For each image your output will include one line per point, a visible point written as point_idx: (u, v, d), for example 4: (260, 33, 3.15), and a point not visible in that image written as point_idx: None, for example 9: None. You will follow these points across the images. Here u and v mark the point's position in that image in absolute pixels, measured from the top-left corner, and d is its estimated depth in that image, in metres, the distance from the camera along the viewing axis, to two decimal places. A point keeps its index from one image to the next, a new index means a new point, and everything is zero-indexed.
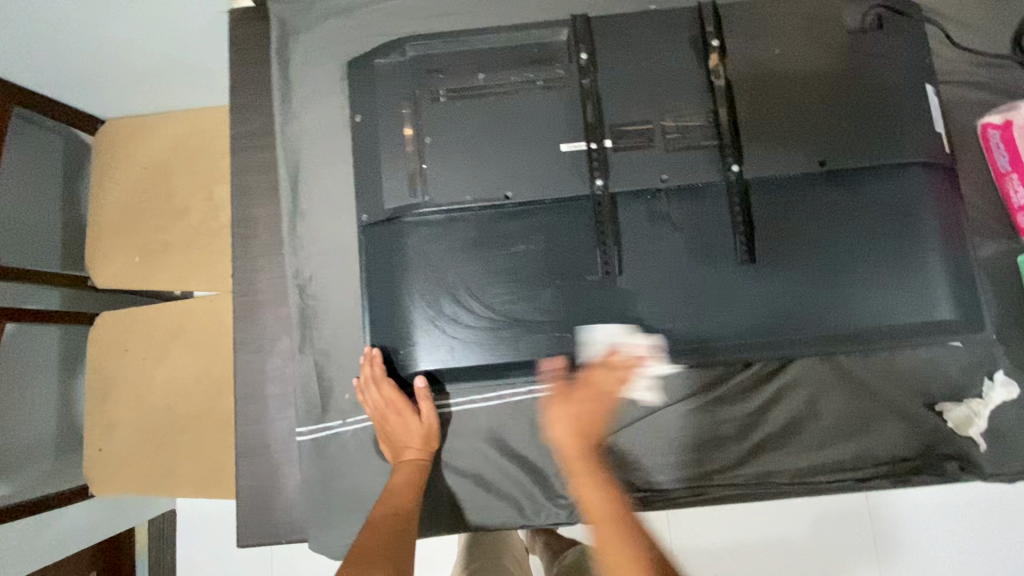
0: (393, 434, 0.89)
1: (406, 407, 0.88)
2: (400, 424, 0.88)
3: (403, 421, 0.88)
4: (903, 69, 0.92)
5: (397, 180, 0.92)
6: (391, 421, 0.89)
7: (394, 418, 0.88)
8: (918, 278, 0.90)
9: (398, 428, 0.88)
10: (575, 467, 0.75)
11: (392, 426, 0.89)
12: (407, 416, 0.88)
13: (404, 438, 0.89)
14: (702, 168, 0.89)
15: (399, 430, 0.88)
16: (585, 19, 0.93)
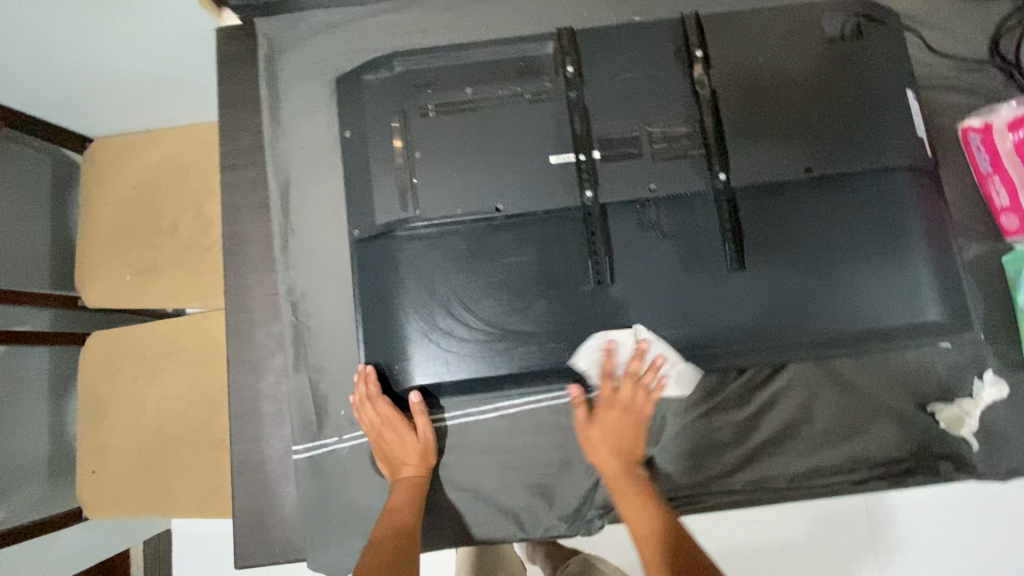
0: (614, 433, 0.88)
1: (632, 400, 0.89)
2: (622, 420, 0.89)
3: (626, 416, 0.89)
4: (884, 74, 0.93)
5: (388, 195, 0.92)
6: (612, 415, 0.89)
7: (621, 412, 0.89)
8: (904, 280, 0.91)
9: (619, 424, 0.89)
10: (617, 483, 0.86)
11: (615, 420, 0.89)
12: (629, 409, 0.89)
13: (633, 436, 0.89)
14: (691, 176, 0.90)
15: (626, 426, 0.89)
16: (571, 31, 0.94)
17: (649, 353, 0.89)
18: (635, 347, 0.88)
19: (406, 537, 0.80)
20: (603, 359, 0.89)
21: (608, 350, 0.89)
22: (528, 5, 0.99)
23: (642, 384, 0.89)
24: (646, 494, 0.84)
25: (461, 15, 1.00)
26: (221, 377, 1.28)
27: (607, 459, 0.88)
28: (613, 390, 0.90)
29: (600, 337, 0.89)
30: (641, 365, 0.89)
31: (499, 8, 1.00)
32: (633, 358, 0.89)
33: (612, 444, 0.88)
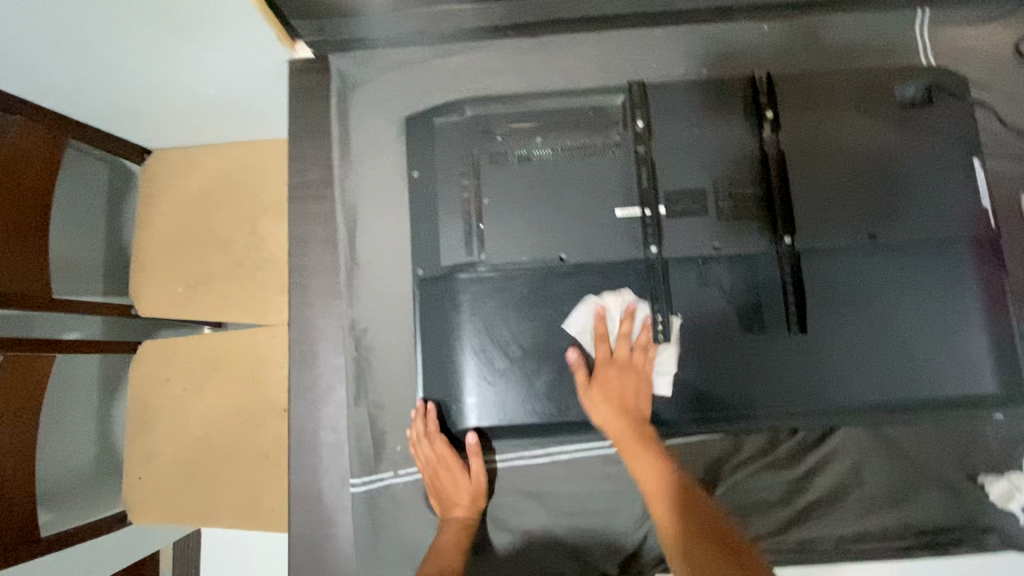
0: (609, 390, 0.89)
1: (630, 358, 0.91)
2: (621, 376, 0.90)
3: (630, 373, 0.90)
4: (952, 144, 0.94)
5: (453, 237, 0.94)
6: (609, 373, 0.89)
7: (624, 372, 0.90)
8: (961, 352, 0.91)
9: (619, 382, 0.89)
10: (624, 443, 0.87)
11: (614, 378, 0.89)
12: (628, 365, 0.91)
13: (632, 392, 0.89)
14: (755, 238, 0.91)
15: (628, 383, 0.89)
16: (643, 85, 0.95)
17: (638, 313, 0.92)
18: (624, 309, 0.92)
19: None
20: (593, 323, 0.92)
21: (599, 315, 0.92)
22: (599, 55, 1.01)
23: (638, 345, 0.91)
24: (658, 451, 0.86)
25: (532, 61, 1.01)
26: (270, 395, 1.33)
27: (613, 421, 0.87)
28: (605, 351, 0.91)
29: (589, 303, 0.93)
30: (630, 325, 0.91)
31: (569, 54, 1.01)
32: (625, 320, 0.91)
33: (611, 402, 0.88)
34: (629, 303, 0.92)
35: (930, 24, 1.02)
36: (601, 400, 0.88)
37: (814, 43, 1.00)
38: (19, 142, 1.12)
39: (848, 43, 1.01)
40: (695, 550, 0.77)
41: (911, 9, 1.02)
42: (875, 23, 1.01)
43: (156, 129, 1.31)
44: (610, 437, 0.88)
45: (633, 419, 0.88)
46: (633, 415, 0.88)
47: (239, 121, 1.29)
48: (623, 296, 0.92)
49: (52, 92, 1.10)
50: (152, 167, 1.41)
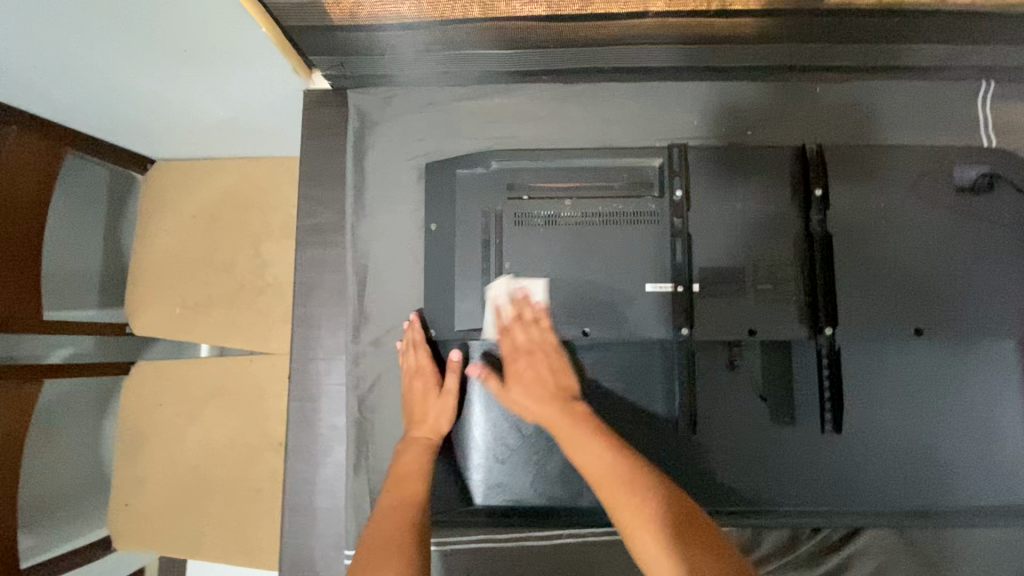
0: (527, 385, 0.84)
1: (531, 339, 0.86)
2: (531, 363, 0.85)
3: (539, 358, 0.85)
4: (1012, 234, 0.86)
5: (470, 301, 0.88)
6: (518, 366, 0.85)
7: (537, 357, 0.85)
8: (998, 458, 0.86)
9: (533, 369, 0.85)
10: (555, 426, 0.80)
11: (526, 370, 0.85)
12: (534, 349, 0.86)
13: (551, 378, 0.85)
14: (792, 325, 0.84)
15: (541, 370, 0.85)
16: (684, 148, 0.88)
17: (532, 298, 0.87)
18: (511, 296, 0.87)
19: (411, 502, 0.78)
20: (494, 318, 0.88)
21: (500, 307, 0.87)
22: (634, 109, 0.95)
23: (534, 324, 0.86)
24: (600, 434, 0.78)
25: (563, 113, 0.96)
26: (267, 427, 1.26)
27: (536, 410, 0.83)
28: (512, 341, 0.86)
29: (488, 299, 0.88)
30: (527, 308, 0.86)
31: (604, 106, 0.96)
32: (516, 305, 0.86)
33: (528, 390, 0.84)
34: (520, 287, 0.87)
35: (995, 98, 0.95)
36: (517, 390, 0.84)
37: (866, 114, 0.95)
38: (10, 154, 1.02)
39: (903, 115, 0.94)
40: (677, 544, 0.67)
41: (975, 81, 0.95)
42: (935, 95, 0.95)
43: (162, 144, 1.22)
44: (543, 423, 0.81)
45: (554, 400, 0.82)
46: (555, 396, 0.83)
47: (252, 144, 1.21)
48: (539, 283, 0.87)
49: (49, 109, 1.01)
50: (156, 178, 1.32)
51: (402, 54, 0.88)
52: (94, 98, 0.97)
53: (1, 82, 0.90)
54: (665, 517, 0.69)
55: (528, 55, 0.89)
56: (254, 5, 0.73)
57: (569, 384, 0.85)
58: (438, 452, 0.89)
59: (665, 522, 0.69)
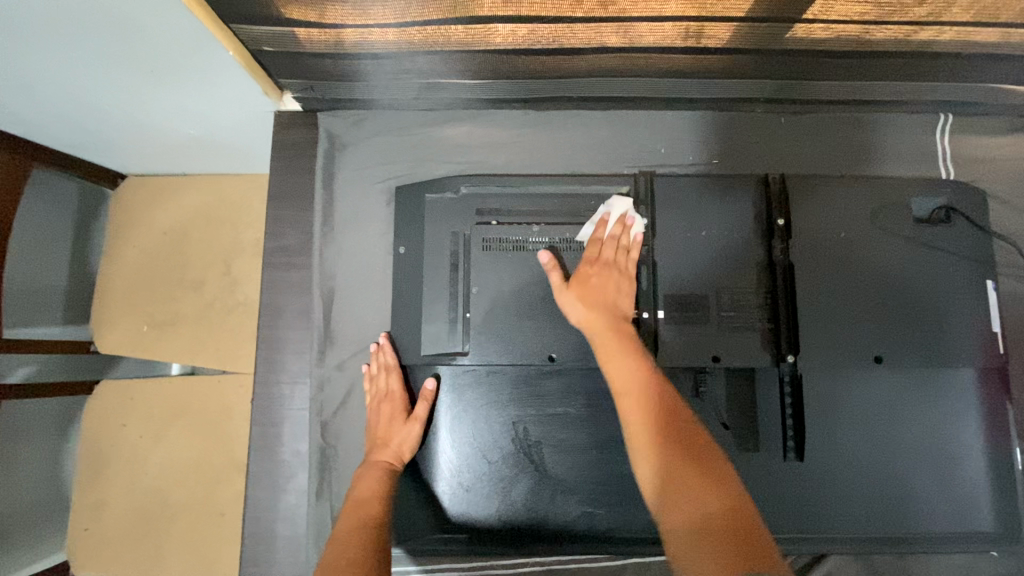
0: (591, 294, 0.83)
1: (614, 260, 0.87)
2: (605, 276, 0.85)
3: (613, 276, 0.85)
4: (967, 264, 0.88)
5: (437, 325, 0.88)
6: (592, 275, 0.85)
7: (611, 271, 0.86)
8: (957, 484, 0.87)
9: (601, 283, 0.84)
10: (598, 334, 0.81)
11: (595, 279, 0.84)
12: (612, 263, 0.86)
13: (613, 297, 0.84)
14: (755, 352, 0.85)
15: (610, 285, 0.84)
16: (648, 179, 0.92)
17: (633, 228, 0.89)
18: (621, 218, 0.89)
19: (374, 533, 0.76)
20: (597, 227, 0.89)
21: (602, 220, 0.89)
22: (602, 137, 0.98)
23: (625, 250, 0.88)
24: (636, 352, 0.79)
25: (533, 140, 0.98)
26: (233, 449, 1.22)
27: (587, 317, 0.82)
28: (594, 251, 0.87)
29: (596, 211, 0.90)
30: (623, 235, 0.88)
31: (574, 132, 0.98)
32: (618, 225, 0.89)
33: (587, 298, 0.83)
34: (623, 213, 0.89)
35: (951, 131, 0.98)
36: (577, 295, 0.83)
37: (827, 143, 0.98)
38: None
39: (861, 147, 0.98)
40: (664, 454, 0.70)
41: (933, 115, 0.99)
42: (891, 126, 0.98)
43: (131, 160, 1.21)
44: (592, 339, 0.82)
45: (614, 317, 0.83)
46: (615, 316, 0.83)
47: (223, 161, 1.20)
48: (630, 204, 0.90)
49: (17, 124, 0.98)
50: (127, 195, 1.30)
51: (374, 80, 0.89)
52: (61, 112, 0.95)
53: None
54: (665, 434, 0.72)
55: (499, 84, 0.91)
56: (223, 32, 0.74)
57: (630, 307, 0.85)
58: (401, 479, 0.88)
59: (666, 434, 0.72)
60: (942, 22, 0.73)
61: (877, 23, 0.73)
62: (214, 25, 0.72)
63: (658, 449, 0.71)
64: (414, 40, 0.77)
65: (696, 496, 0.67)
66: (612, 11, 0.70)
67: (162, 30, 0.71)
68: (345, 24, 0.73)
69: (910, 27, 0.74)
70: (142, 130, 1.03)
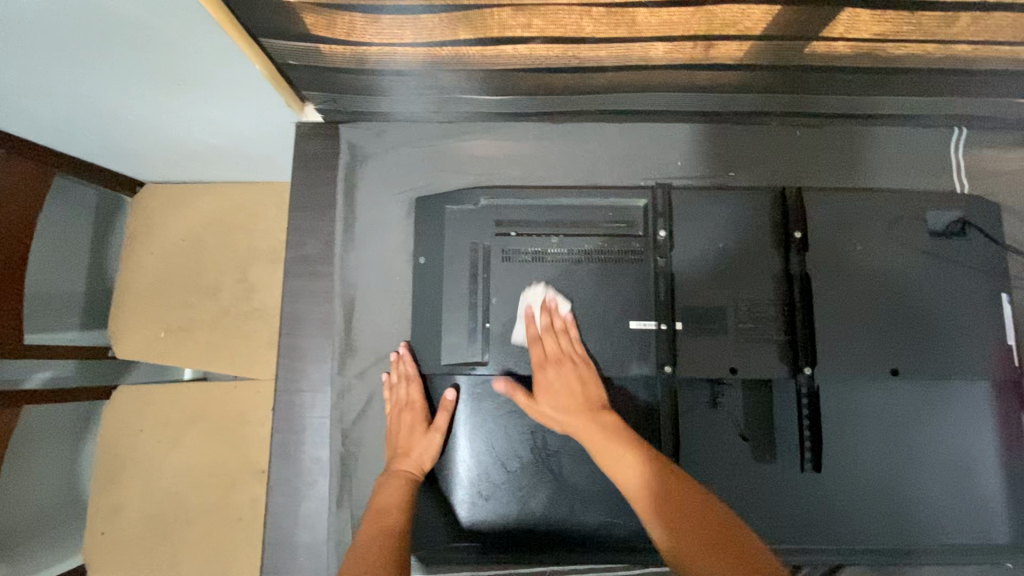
0: (556, 395, 0.83)
1: (562, 350, 0.86)
2: (561, 372, 0.84)
3: (568, 368, 0.85)
4: (982, 277, 0.89)
5: (456, 335, 0.89)
6: (550, 376, 0.84)
7: (563, 367, 0.85)
8: (973, 496, 0.88)
9: (562, 379, 0.84)
10: (582, 431, 0.80)
11: (555, 381, 0.84)
12: (563, 358, 0.85)
13: (579, 390, 0.84)
14: (773, 364, 0.86)
15: (571, 380, 0.84)
16: (667, 191, 0.92)
17: (560, 309, 0.89)
18: (544, 302, 0.89)
19: (395, 543, 0.77)
20: (526, 326, 0.88)
21: (529, 316, 0.88)
22: (618, 150, 1.00)
23: (563, 333, 0.87)
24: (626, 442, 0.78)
25: (551, 152, 1.00)
26: (249, 453, 1.23)
27: (567, 418, 0.82)
28: (540, 351, 0.86)
29: (519, 306, 0.89)
30: (554, 319, 0.88)
31: (590, 145, 1.00)
32: (544, 315, 0.88)
33: (560, 401, 0.83)
34: (544, 299, 0.89)
35: (965, 145, 1.00)
36: (547, 399, 0.83)
37: (839, 157, 1.00)
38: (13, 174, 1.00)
39: (874, 160, 0.99)
40: (688, 544, 0.68)
41: (948, 128, 1.00)
42: (904, 139, 1.00)
43: (151, 169, 1.22)
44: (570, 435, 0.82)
45: (590, 412, 0.82)
46: (592, 406, 0.83)
47: (242, 170, 1.22)
48: (542, 289, 0.89)
49: (42, 135, 1.00)
50: (144, 201, 1.31)
51: (394, 95, 0.91)
52: (87, 123, 0.96)
53: None
54: (680, 521, 0.70)
55: (518, 99, 0.92)
56: (252, 47, 0.76)
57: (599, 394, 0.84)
58: (421, 487, 0.89)
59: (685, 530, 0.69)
60: (958, 41, 0.74)
61: (893, 41, 0.74)
62: (244, 41, 0.74)
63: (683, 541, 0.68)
64: (436, 57, 0.78)
65: (730, 572, 0.65)
66: (626, 29, 0.71)
67: (191, 45, 0.72)
68: (370, 42, 0.75)
69: (927, 45, 0.75)
70: (165, 141, 1.05)
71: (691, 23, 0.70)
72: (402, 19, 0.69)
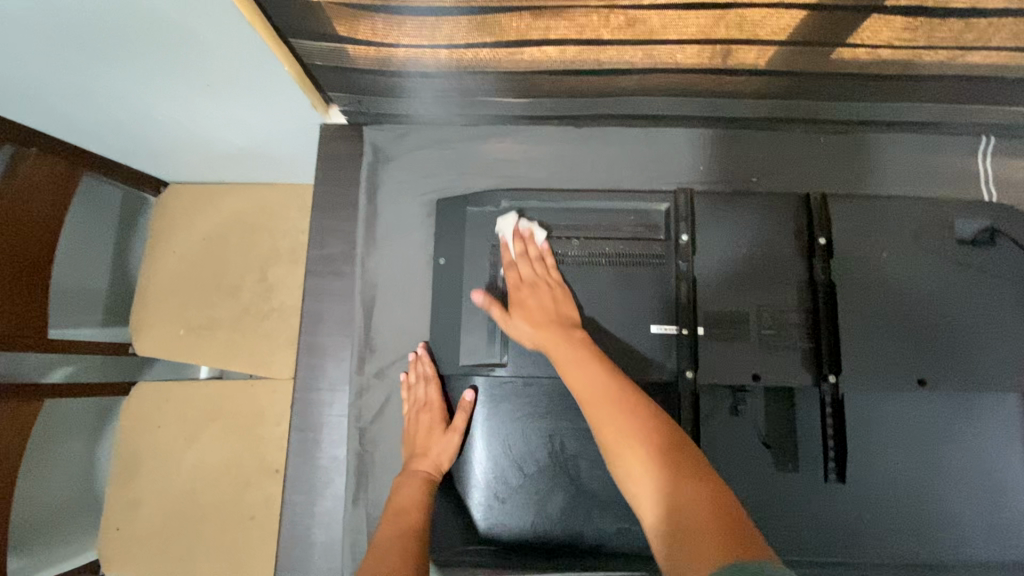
0: (527, 311, 0.85)
1: (535, 273, 0.88)
2: (535, 292, 0.86)
3: (545, 290, 0.86)
4: (1012, 288, 0.87)
5: (475, 336, 0.89)
6: (523, 295, 0.86)
7: (539, 287, 0.86)
8: (1003, 512, 0.85)
9: (536, 298, 0.85)
10: (555, 346, 0.80)
11: (528, 299, 0.85)
12: (536, 282, 0.87)
13: (553, 307, 0.85)
14: (796, 371, 0.85)
15: (544, 300, 0.85)
16: (689, 196, 0.92)
17: (536, 237, 0.90)
18: (520, 232, 0.91)
19: (414, 544, 0.77)
20: (505, 253, 0.90)
21: (507, 244, 0.91)
22: (641, 154, 1.00)
23: (539, 261, 0.89)
24: (597, 361, 0.77)
25: (572, 156, 1.00)
26: (265, 452, 1.23)
27: (539, 330, 0.83)
28: (515, 274, 0.88)
29: (495, 239, 0.92)
30: (528, 247, 0.89)
31: (613, 149, 1.00)
32: (518, 241, 0.90)
33: (531, 317, 0.84)
34: (516, 229, 0.91)
35: (994, 153, 0.98)
36: (519, 314, 0.85)
37: (865, 164, 0.99)
38: (40, 175, 1.02)
39: (900, 167, 0.98)
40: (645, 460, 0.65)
41: (976, 136, 0.98)
42: (931, 146, 0.99)
43: (176, 169, 1.24)
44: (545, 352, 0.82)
45: (562, 329, 0.82)
46: (565, 327, 0.83)
47: (264, 170, 1.23)
48: (518, 220, 0.91)
49: (70, 133, 1.02)
50: (168, 201, 1.33)
51: (419, 97, 0.92)
52: (114, 122, 0.98)
53: (25, 108, 0.91)
54: (642, 439, 0.67)
55: (541, 103, 0.93)
56: (280, 48, 0.76)
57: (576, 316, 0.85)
58: (438, 488, 0.88)
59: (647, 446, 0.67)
60: (991, 48, 0.73)
61: (920, 47, 0.73)
62: (273, 41, 0.74)
63: (635, 453, 0.67)
64: (460, 59, 0.79)
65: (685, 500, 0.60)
66: (645, 34, 0.71)
67: (221, 46, 0.74)
68: (395, 43, 0.75)
69: (954, 52, 0.74)
70: (190, 140, 1.07)
71: (714, 28, 0.69)
72: (428, 22, 0.70)
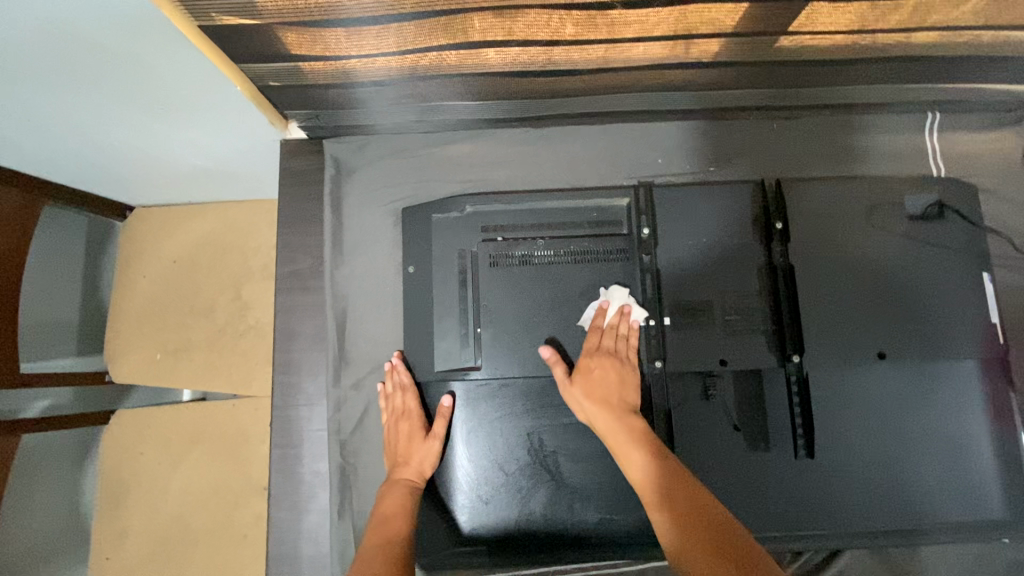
0: (592, 386, 0.84)
1: (615, 350, 0.88)
2: (606, 367, 0.86)
3: (614, 365, 0.86)
4: (962, 258, 0.90)
5: (448, 341, 0.91)
6: (592, 365, 0.86)
7: (609, 363, 0.86)
8: (966, 474, 0.89)
9: (605, 375, 0.85)
10: (610, 436, 0.81)
11: (595, 370, 0.85)
12: (613, 355, 0.87)
13: (616, 388, 0.85)
14: (760, 354, 0.88)
15: (611, 376, 0.85)
16: (648, 189, 0.94)
17: (631, 316, 0.90)
18: (621, 308, 0.90)
19: (400, 549, 0.78)
20: (595, 315, 0.90)
21: (602, 308, 0.90)
22: (600, 149, 1.01)
23: (625, 339, 0.89)
24: (645, 444, 0.79)
25: (533, 155, 1.01)
26: (250, 470, 1.23)
27: (595, 416, 0.83)
28: (593, 341, 0.88)
29: (595, 299, 0.91)
30: (621, 323, 0.89)
31: (572, 146, 1.02)
32: (616, 317, 0.90)
33: (590, 391, 0.84)
34: (622, 303, 0.90)
35: (941, 128, 1.01)
36: (581, 389, 0.84)
37: (817, 145, 1.01)
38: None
39: (850, 146, 1.01)
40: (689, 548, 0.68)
41: (923, 113, 1.01)
42: (879, 124, 1.02)
43: (141, 194, 1.23)
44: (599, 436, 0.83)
45: (619, 409, 0.83)
46: (622, 409, 0.83)
47: (230, 188, 1.23)
48: (625, 293, 0.91)
49: (26, 167, 1.00)
50: (136, 225, 1.31)
51: (376, 107, 0.92)
52: (72, 152, 0.97)
53: None
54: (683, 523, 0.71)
55: (498, 105, 0.94)
56: (235, 74, 0.78)
57: (634, 399, 0.85)
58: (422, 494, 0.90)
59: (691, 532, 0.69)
60: (929, 31, 0.75)
61: (863, 32, 0.74)
62: (227, 67, 0.75)
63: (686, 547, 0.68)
64: (411, 66, 0.78)
65: None
66: (605, 30, 0.71)
67: (172, 71, 0.73)
68: (345, 56, 0.75)
69: (895, 35, 0.75)
70: (150, 163, 1.06)
71: (674, 20, 0.69)
72: (375, 34, 0.69)
